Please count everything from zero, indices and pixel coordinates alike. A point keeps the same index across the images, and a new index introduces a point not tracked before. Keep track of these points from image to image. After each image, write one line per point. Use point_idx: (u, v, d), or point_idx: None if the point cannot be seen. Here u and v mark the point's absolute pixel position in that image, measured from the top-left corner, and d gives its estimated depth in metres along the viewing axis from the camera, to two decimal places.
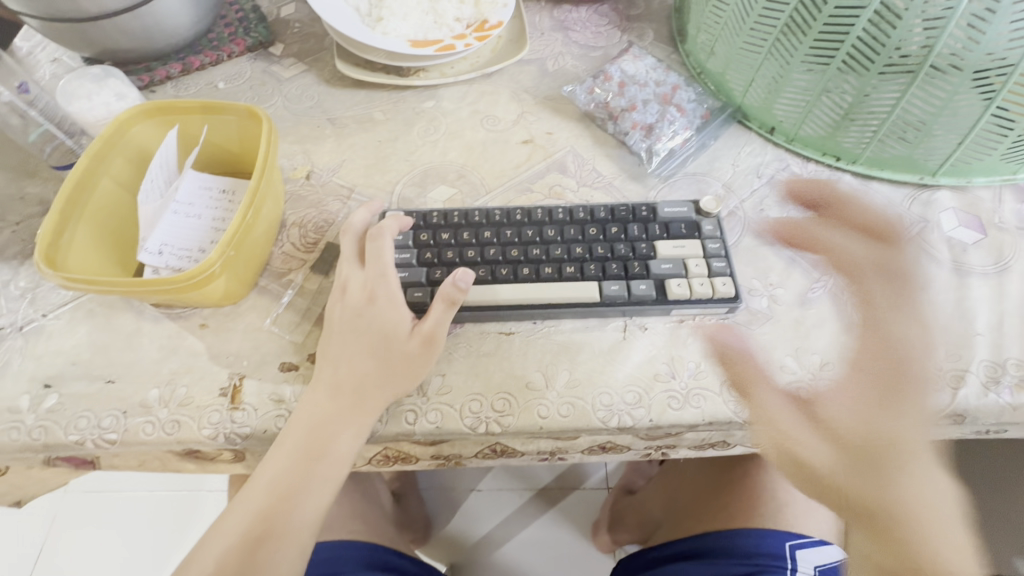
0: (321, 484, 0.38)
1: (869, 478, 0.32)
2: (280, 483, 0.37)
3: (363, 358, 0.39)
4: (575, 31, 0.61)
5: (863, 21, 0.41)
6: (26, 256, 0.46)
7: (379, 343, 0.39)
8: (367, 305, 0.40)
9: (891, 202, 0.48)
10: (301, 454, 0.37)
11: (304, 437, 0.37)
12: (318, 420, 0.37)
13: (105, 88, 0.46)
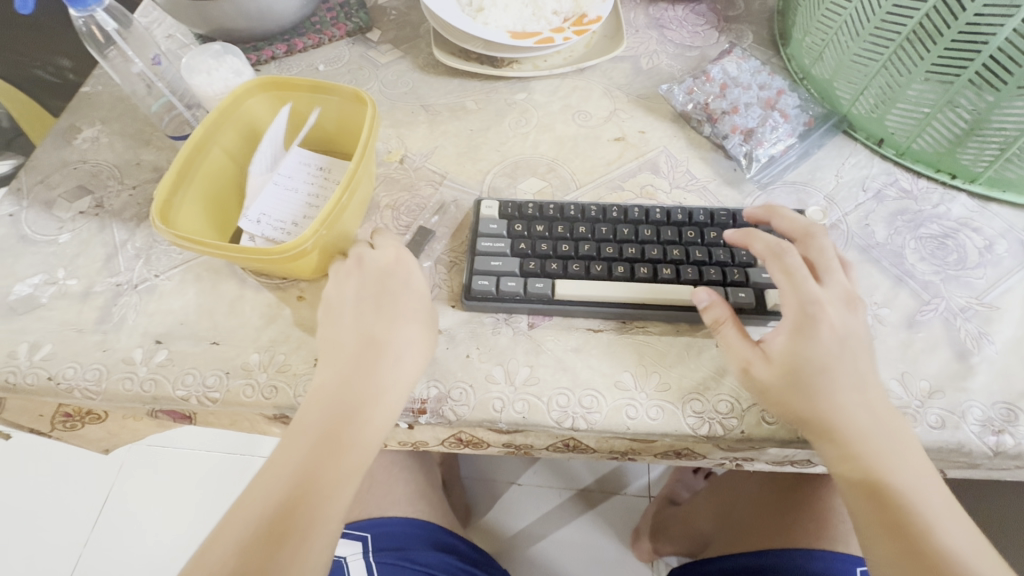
0: (350, 444, 0.37)
1: (885, 457, 0.34)
2: (308, 453, 0.36)
3: (369, 320, 0.40)
4: (670, 30, 0.60)
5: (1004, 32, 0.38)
6: (142, 218, 0.49)
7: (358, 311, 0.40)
8: (383, 274, 0.41)
9: (1011, 226, 0.45)
10: (326, 421, 0.37)
11: (329, 401, 0.37)
12: (340, 375, 0.38)
13: (223, 65, 0.49)
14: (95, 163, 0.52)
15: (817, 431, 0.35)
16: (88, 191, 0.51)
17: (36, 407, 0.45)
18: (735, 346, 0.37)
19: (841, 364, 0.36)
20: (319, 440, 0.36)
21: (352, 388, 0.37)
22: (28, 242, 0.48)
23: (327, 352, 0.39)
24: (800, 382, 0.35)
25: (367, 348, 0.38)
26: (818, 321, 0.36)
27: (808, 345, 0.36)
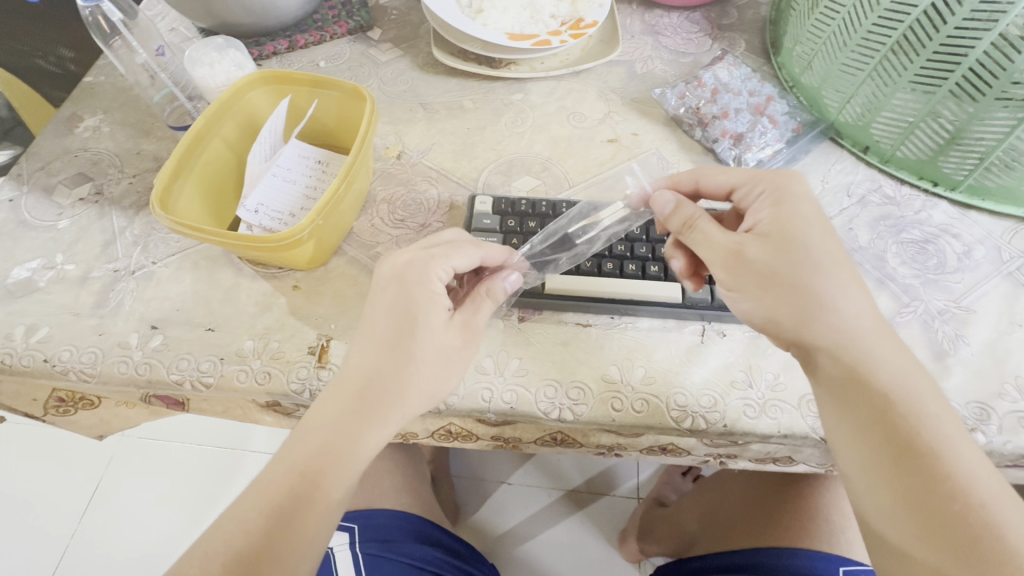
0: (366, 446, 0.35)
1: (882, 366, 0.34)
2: (328, 426, 0.35)
3: (406, 297, 0.37)
4: (665, 36, 0.61)
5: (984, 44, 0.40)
6: (142, 207, 0.50)
7: (400, 286, 0.38)
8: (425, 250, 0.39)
9: (989, 233, 0.46)
10: (353, 395, 0.35)
11: (356, 374, 0.36)
12: (378, 370, 0.36)
13: (227, 58, 0.50)
14: (96, 152, 0.53)
15: (815, 329, 0.35)
16: (88, 178, 0.51)
17: (30, 390, 0.46)
18: (710, 231, 0.38)
19: (824, 244, 0.36)
20: (345, 429, 0.35)
21: (385, 384, 0.35)
22: (27, 228, 0.48)
23: (370, 333, 0.37)
24: (780, 259, 0.35)
25: (401, 326, 0.37)
26: (786, 191, 0.38)
27: (784, 214, 0.37)
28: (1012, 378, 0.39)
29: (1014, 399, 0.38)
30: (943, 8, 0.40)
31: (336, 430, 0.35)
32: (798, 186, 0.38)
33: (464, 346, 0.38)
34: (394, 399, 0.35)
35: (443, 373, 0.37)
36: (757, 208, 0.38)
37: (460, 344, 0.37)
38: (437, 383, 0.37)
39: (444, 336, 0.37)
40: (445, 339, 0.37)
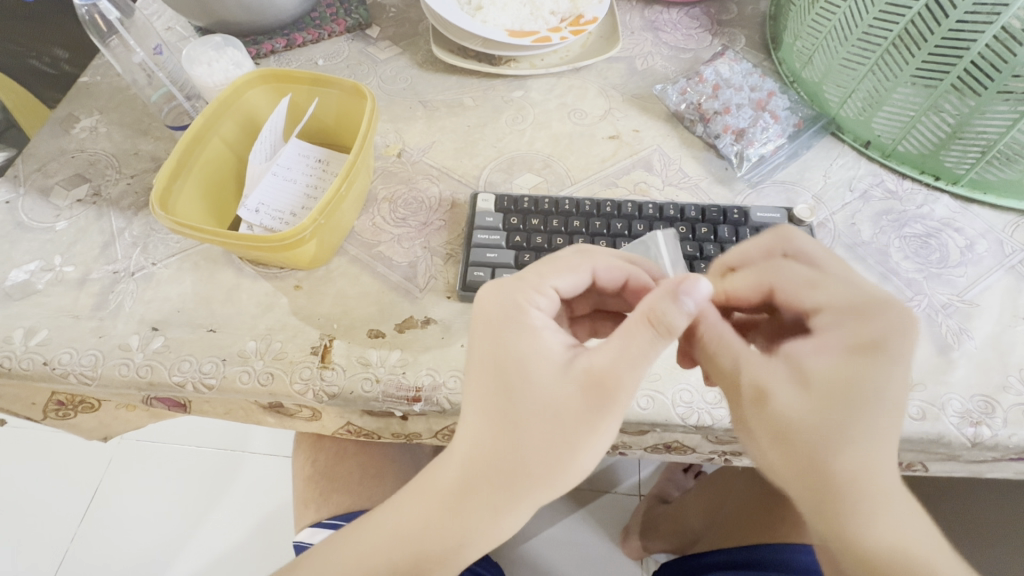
0: (488, 534, 0.33)
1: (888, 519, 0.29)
2: (439, 514, 0.33)
3: (509, 376, 0.33)
4: (665, 32, 0.61)
5: (985, 38, 0.40)
6: (140, 207, 0.49)
7: (500, 361, 0.33)
8: (520, 312, 0.34)
9: (992, 226, 0.46)
10: (463, 484, 0.33)
11: (466, 461, 0.33)
12: (500, 455, 0.32)
13: (224, 56, 0.49)
14: (93, 152, 0.53)
15: (824, 497, 0.30)
16: (85, 179, 0.51)
17: (29, 394, 0.45)
18: (730, 357, 0.33)
19: (895, 402, 0.29)
20: (476, 504, 0.33)
21: (516, 459, 0.32)
22: (25, 229, 0.48)
23: (477, 412, 0.33)
24: (812, 413, 0.30)
25: (507, 411, 0.32)
26: (882, 338, 0.30)
27: (849, 367, 0.30)
28: (1016, 371, 0.39)
29: (1018, 392, 0.38)
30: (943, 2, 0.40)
31: (465, 494, 0.33)
32: (893, 336, 0.30)
33: (595, 408, 0.32)
34: (527, 476, 0.32)
35: (577, 443, 0.32)
36: (823, 345, 0.31)
37: (583, 404, 0.31)
38: (573, 459, 0.32)
39: (565, 394, 0.32)
40: (566, 396, 0.32)
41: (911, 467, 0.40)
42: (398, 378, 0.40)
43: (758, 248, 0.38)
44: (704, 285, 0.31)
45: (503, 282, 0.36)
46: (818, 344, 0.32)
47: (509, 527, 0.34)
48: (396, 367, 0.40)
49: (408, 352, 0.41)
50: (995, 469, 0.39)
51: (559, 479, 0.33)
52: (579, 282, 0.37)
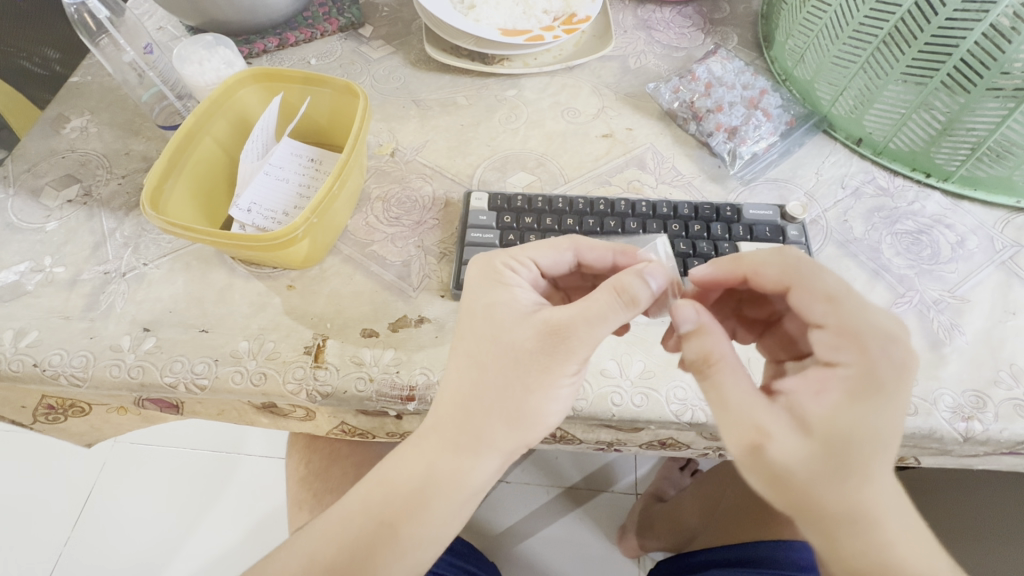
0: (456, 477, 0.35)
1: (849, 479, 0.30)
2: (416, 461, 0.35)
3: (481, 323, 0.36)
4: (658, 31, 0.61)
5: (974, 35, 0.40)
6: (132, 207, 0.49)
7: (478, 311, 0.36)
8: (495, 271, 0.38)
9: (982, 222, 0.47)
10: (435, 430, 0.35)
11: (440, 406, 0.36)
12: (468, 396, 0.35)
13: (216, 55, 0.49)
14: (84, 153, 0.52)
15: (823, 522, 0.30)
16: (76, 179, 0.50)
17: (19, 396, 0.45)
18: (736, 401, 0.32)
19: (878, 443, 0.30)
20: (445, 442, 0.35)
21: (480, 398, 0.35)
22: (14, 230, 0.47)
23: (455, 359, 0.36)
24: (806, 454, 0.30)
25: (477, 354, 0.35)
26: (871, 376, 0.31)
27: (847, 414, 0.30)
28: (1006, 365, 0.39)
29: (1009, 386, 0.38)
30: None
31: (437, 431, 0.35)
32: (890, 373, 0.31)
33: (550, 351, 0.34)
34: (490, 411, 0.34)
35: (534, 383, 0.34)
36: (822, 384, 0.32)
37: (536, 349, 0.34)
38: (530, 396, 0.34)
39: (523, 337, 0.34)
40: (523, 342, 0.34)
41: (904, 462, 0.40)
42: (392, 377, 0.40)
43: (773, 265, 0.36)
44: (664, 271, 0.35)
45: (490, 253, 0.39)
46: (816, 381, 0.32)
47: (483, 469, 0.35)
48: (390, 367, 0.40)
49: (401, 351, 0.41)
50: (987, 463, 0.39)
51: (520, 419, 0.34)
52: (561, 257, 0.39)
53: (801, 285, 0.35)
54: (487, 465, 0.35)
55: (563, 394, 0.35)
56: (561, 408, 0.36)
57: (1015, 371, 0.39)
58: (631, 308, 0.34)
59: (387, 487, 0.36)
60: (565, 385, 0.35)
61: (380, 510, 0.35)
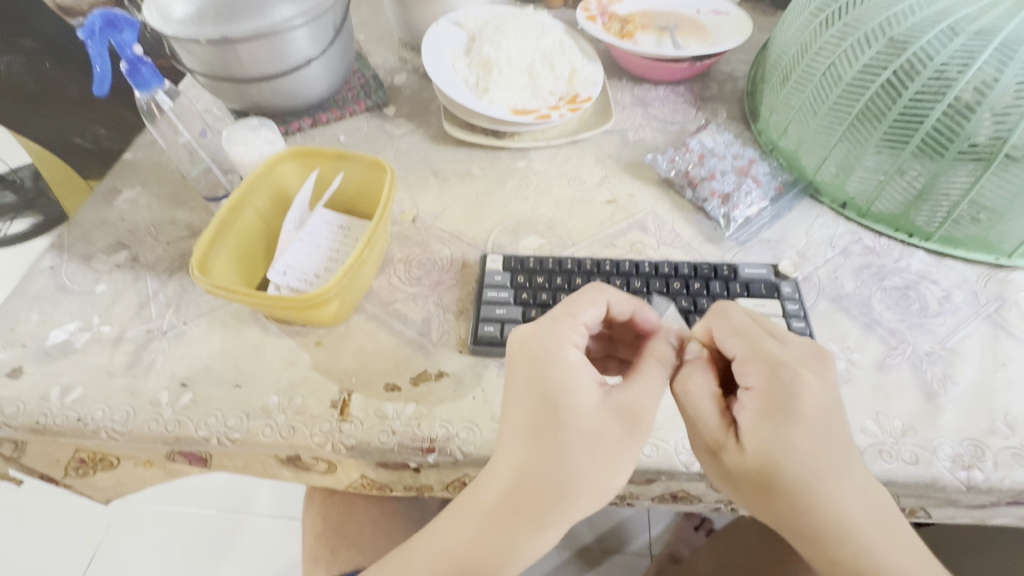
0: (527, 549, 0.35)
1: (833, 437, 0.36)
2: (484, 531, 0.35)
3: (545, 405, 0.36)
4: (654, 107, 0.68)
5: (941, 105, 0.46)
6: (174, 271, 0.53)
7: (546, 393, 0.36)
8: (558, 350, 0.37)
9: (966, 278, 0.50)
10: (508, 498, 0.35)
11: (510, 476, 0.35)
12: (542, 474, 0.35)
13: (259, 136, 0.55)
14: (133, 222, 0.57)
15: (779, 504, 0.34)
16: (125, 246, 0.55)
17: (56, 451, 0.47)
18: (701, 392, 0.37)
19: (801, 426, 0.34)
20: (517, 516, 0.35)
21: (557, 475, 0.35)
22: (66, 293, 0.52)
23: (519, 425, 0.36)
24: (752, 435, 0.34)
25: (548, 431, 0.35)
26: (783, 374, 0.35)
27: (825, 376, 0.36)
28: (1001, 415, 0.41)
29: (1006, 435, 0.40)
30: (903, 76, 0.47)
31: (518, 500, 0.35)
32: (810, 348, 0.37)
33: (627, 436, 0.35)
34: (567, 493, 0.35)
35: (612, 464, 0.35)
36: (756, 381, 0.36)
37: (617, 435, 0.35)
38: (608, 476, 0.35)
39: (601, 424, 0.35)
40: (598, 428, 0.35)
41: (913, 511, 0.41)
42: (413, 430, 0.42)
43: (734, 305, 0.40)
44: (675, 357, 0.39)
45: (540, 322, 0.38)
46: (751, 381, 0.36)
47: (551, 535, 0.35)
48: (412, 420, 0.43)
49: (422, 405, 0.43)
50: (994, 512, 0.40)
51: (596, 496, 0.35)
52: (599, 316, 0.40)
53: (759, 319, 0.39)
54: (558, 529, 0.36)
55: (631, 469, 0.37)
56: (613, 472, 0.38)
57: (1010, 420, 0.40)
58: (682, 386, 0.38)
59: (450, 550, 0.36)
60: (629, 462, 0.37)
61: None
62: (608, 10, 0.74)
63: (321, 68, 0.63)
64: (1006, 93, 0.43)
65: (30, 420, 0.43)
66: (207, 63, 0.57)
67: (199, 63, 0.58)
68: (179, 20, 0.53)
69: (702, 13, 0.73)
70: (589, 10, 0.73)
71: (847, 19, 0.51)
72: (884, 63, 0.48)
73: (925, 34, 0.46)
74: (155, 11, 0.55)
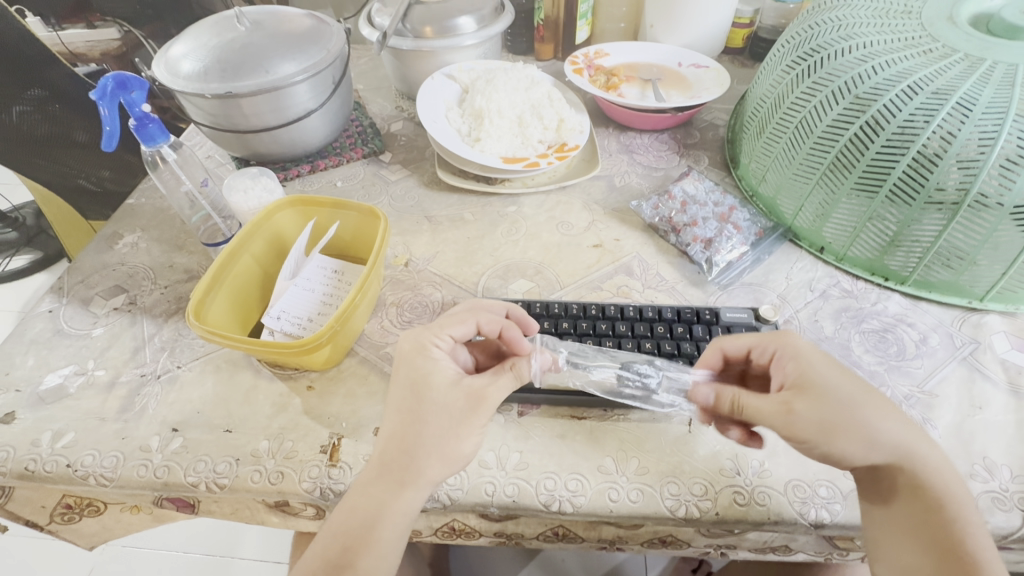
0: (399, 512, 0.37)
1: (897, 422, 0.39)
2: (367, 500, 0.37)
3: (406, 388, 0.39)
4: (639, 154, 0.71)
5: (907, 157, 0.48)
6: (170, 315, 0.54)
7: (412, 380, 0.39)
8: (417, 349, 0.41)
9: (941, 321, 0.51)
10: (387, 467, 0.37)
11: (385, 445, 0.38)
12: (404, 443, 0.38)
13: (258, 184, 0.58)
14: (132, 266, 0.59)
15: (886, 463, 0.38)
16: (123, 289, 0.56)
17: (42, 496, 0.47)
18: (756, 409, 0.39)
19: (857, 385, 0.39)
20: (389, 480, 0.37)
21: (412, 444, 0.37)
22: (63, 336, 0.52)
23: (393, 406, 0.39)
24: (833, 411, 0.37)
25: (411, 405, 0.39)
26: (783, 354, 0.41)
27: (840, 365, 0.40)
28: (980, 459, 0.41)
29: (985, 479, 0.40)
30: (870, 130, 0.49)
31: (386, 467, 0.37)
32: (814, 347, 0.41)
33: (471, 412, 0.39)
34: (425, 457, 0.37)
35: (464, 434, 0.38)
36: (782, 366, 0.41)
37: (466, 407, 0.39)
38: (457, 442, 0.38)
39: (451, 398, 0.39)
40: (455, 402, 0.39)
41: None
42: None
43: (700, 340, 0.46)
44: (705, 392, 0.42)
45: (411, 331, 0.42)
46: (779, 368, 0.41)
47: (414, 505, 0.37)
48: None
49: None
50: None
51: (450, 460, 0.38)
52: (466, 332, 0.43)
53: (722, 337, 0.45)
54: (417, 500, 0.38)
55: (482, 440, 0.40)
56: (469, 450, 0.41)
57: (989, 464, 0.41)
58: (518, 382, 0.41)
59: (337, 521, 0.37)
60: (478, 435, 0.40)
61: (338, 551, 0.36)
62: (595, 63, 0.78)
63: (320, 119, 0.66)
64: (967, 147, 0.45)
65: (19, 465, 0.44)
66: (211, 115, 0.60)
67: (203, 115, 0.61)
68: (187, 76, 0.56)
69: (683, 66, 0.77)
70: (576, 63, 0.77)
71: (817, 75, 0.54)
72: (851, 118, 0.51)
73: (888, 91, 0.49)
74: (163, 67, 0.58)
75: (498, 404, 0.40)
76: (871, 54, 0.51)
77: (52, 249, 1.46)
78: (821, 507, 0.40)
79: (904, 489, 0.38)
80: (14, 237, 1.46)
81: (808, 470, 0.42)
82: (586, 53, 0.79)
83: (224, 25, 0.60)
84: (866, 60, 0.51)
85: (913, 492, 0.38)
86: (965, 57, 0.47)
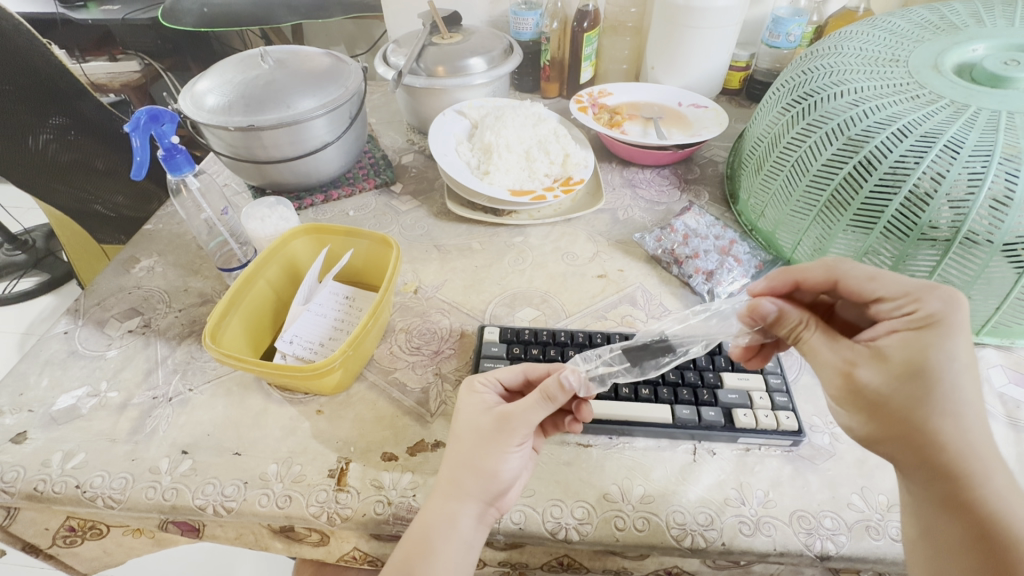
0: (458, 524, 0.39)
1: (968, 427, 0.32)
2: (431, 512, 0.39)
3: (459, 417, 0.43)
4: (642, 189, 0.74)
5: (899, 196, 0.50)
6: (183, 337, 0.55)
7: (460, 407, 0.43)
8: (470, 391, 0.44)
9: None
10: (448, 480, 0.40)
11: (447, 462, 0.41)
12: (453, 460, 0.41)
13: (275, 213, 0.60)
14: (148, 289, 0.60)
15: (930, 461, 0.33)
16: (138, 312, 0.58)
17: (45, 519, 0.47)
18: (819, 348, 0.37)
19: (964, 386, 0.32)
20: (448, 494, 0.39)
21: (460, 461, 0.40)
22: (77, 357, 0.53)
23: (454, 433, 0.42)
24: (900, 391, 0.33)
25: (467, 429, 0.41)
26: (927, 314, 0.34)
27: (919, 345, 0.33)
28: None
29: None
30: (863, 170, 0.52)
31: (451, 481, 0.40)
32: (942, 315, 0.33)
33: (498, 433, 0.40)
34: (467, 475, 0.39)
35: (490, 454, 0.39)
36: (890, 329, 0.35)
37: (488, 427, 0.40)
38: (491, 460, 0.39)
39: (480, 420, 0.41)
40: (468, 417, 0.42)
41: None
42: (409, 501, 0.43)
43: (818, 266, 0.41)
44: (768, 304, 0.41)
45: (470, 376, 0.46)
46: (888, 329, 0.35)
47: (463, 519, 0.39)
48: (408, 490, 0.43)
49: (418, 475, 0.44)
50: None
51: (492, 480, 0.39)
52: (515, 379, 0.45)
53: (845, 276, 0.39)
54: (469, 515, 0.39)
55: (518, 461, 0.41)
56: (514, 470, 0.41)
57: None
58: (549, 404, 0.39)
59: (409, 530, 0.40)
60: (515, 454, 0.40)
61: (404, 551, 0.39)
62: (599, 102, 0.81)
63: (336, 151, 0.68)
64: (957, 187, 0.47)
65: (29, 486, 0.44)
66: (232, 146, 0.63)
67: (225, 146, 0.63)
68: (211, 109, 0.59)
69: (684, 106, 0.80)
70: (581, 102, 0.81)
71: (812, 117, 0.57)
72: (844, 158, 0.53)
73: (879, 134, 0.51)
74: (189, 101, 0.61)
75: (529, 427, 0.40)
76: (863, 99, 0.53)
77: (60, 272, 1.48)
78: (826, 539, 0.40)
79: (953, 503, 0.32)
80: (22, 259, 1.48)
81: (813, 501, 0.42)
82: (590, 92, 0.83)
83: (249, 63, 0.63)
84: (856, 105, 0.53)
85: (956, 509, 0.32)
86: (951, 102, 0.50)
